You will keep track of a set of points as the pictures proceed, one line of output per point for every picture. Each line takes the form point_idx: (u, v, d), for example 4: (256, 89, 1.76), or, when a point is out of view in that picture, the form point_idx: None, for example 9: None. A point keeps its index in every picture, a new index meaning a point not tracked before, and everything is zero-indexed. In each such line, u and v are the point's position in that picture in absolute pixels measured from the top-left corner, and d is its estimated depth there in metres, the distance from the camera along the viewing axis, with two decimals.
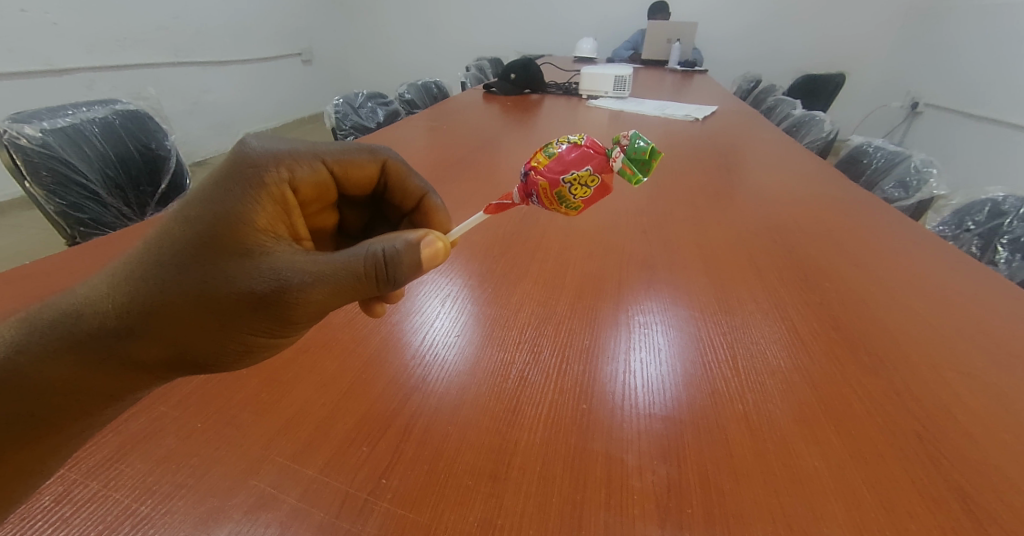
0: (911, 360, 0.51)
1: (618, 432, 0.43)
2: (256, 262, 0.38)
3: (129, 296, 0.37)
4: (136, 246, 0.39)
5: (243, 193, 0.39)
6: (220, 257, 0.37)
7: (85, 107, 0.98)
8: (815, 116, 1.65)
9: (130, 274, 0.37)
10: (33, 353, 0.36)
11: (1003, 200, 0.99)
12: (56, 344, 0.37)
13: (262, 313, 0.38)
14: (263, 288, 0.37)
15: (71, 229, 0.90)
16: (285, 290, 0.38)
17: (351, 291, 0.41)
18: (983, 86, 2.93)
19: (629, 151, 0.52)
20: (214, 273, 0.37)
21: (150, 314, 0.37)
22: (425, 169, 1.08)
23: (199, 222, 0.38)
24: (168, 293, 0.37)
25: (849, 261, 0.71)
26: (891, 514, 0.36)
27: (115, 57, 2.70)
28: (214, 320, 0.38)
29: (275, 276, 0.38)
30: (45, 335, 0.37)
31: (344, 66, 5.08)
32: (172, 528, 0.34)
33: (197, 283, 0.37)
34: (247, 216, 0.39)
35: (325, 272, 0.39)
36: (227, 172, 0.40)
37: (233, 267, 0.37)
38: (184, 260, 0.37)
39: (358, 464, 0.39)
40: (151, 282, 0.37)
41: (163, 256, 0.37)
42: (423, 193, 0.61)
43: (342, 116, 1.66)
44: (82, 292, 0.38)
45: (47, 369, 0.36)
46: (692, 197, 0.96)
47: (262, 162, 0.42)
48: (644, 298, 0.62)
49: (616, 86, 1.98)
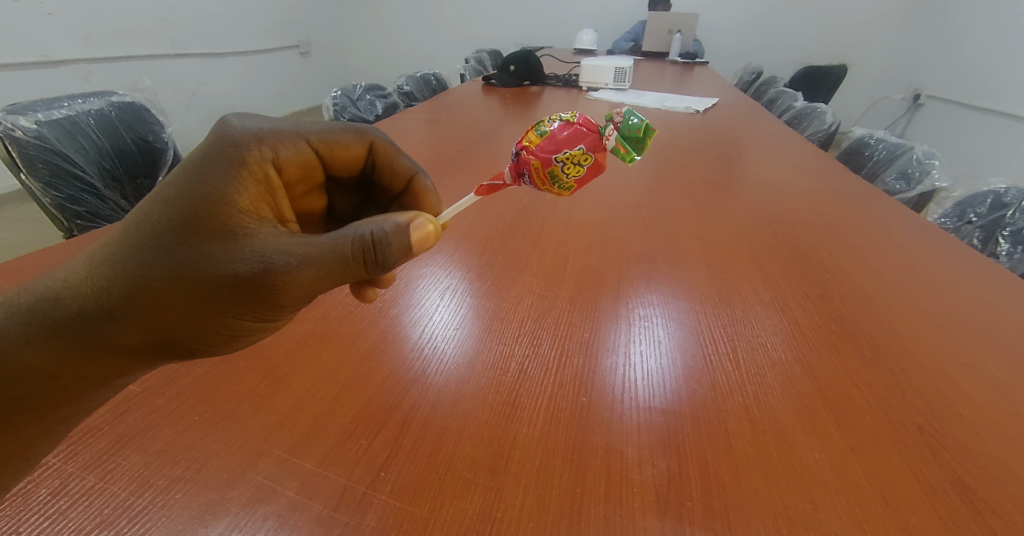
0: (912, 352, 0.51)
1: (618, 425, 0.42)
2: (240, 245, 0.38)
3: (111, 278, 0.36)
4: (118, 229, 0.39)
5: (224, 173, 0.39)
6: (201, 239, 0.37)
7: (81, 98, 0.97)
8: (816, 108, 1.64)
9: (111, 257, 0.37)
10: (13, 335, 0.36)
11: (1005, 192, 0.98)
12: (37, 328, 0.36)
13: (246, 296, 0.38)
14: (246, 270, 0.37)
15: (69, 222, 0.90)
16: (268, 272, 0.37)
17: (337, 274, 0.40)
18: (986, 78, 2.91)
19: (623, 128, 0.54)
20: (195, 255, 0.37)
21: (132, 297, 0.36)
22: (424, 162, 1.08)
23: (180, 203, 0.37)
24: (150, 275, 0.36)
25: (850, 254, 0.71)
26: (891, 506, 0.36)
27: (111, 49, 2.68)
28: (197, 304, 0.37)
29: (259, 258, 0.37)
30: (27, 318, 0.36)
31: (343, 58, 5.04)
32: (170, 521, 0.34)
33: (179, 265, 0.36)
34: (229, 198, 0.38)
35: (309, 254, 0.39)
36: (209, 153, 0.39)
37: (215, 249, 0.37)
38: (166, 242, 0.37)
39: (357, 458, 0.39)
40: (132, 264, 0.36)
41: (143, 239, 0.37)
42: (411, 174, 0.61)
43: (341, 108, 1.65)
44: (64, 276, 0.38)
45: (27, 351, 0.36)
46: (692, 189, 0.96)
47: (244, 142, 0.42)
48: (644, 290, 0.62)
49: (616, 78, 1.97)
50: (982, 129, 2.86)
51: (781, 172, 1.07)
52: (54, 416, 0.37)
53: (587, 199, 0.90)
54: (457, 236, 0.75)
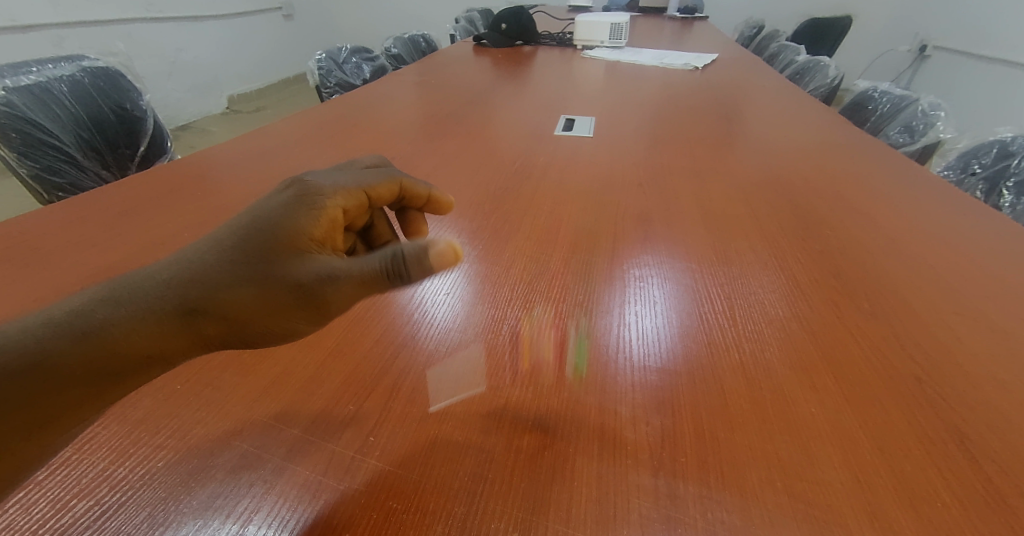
0: (914, 306, 0.50)
1: (610, 385, 0.42)
2: (303, 261, 0.37)
3: (196, 286, 0.34)
4: (207, 243, 0.37)
5: (300, 212, 0.39)
6: (274, 257, 0.36)
7: (51, 64, 0.91)
8: (819, 61, 1.58)
9: (200, 265, 0.35)
10: (117, 321, 0.33)
11: (1011, 141, 0.95)
12: (133, 316, 0.33)
13: (309, 305, 0.36)
14: (306, 282, 0.36)
15: (48, 193, 0.87)
16: (322, 284, 0.36)
17: (381, 289, 0.38)
18: (995, 27, 2.81)
19: None
20: (271, 268, 0.36)
21: (215, 302, 0.35)
22: (411, 126, 1.03)
23: (262, 227, 0.37)
24: (231, 284, 0.35)
25: (851, 209, 0.69)
26: (886, 456, 0.36)
27: (83, 12, 2.55)
28: (270, 312, 0.36)
29: (320, 271, 0.36)
30: (125, 307, 0.33)
31: (327, 20, 4.80)
32: (151, 491, 0.33)
33: (257, 276, 0.35)
34: (303, 229, 0.38)
35: (364, 268, 0.37)
36: (291, 197, 0.40)
37: (287, 263, 0.36)
38: (248, 258, 0.36)
39: (344, 423, 0.38)
40: (213, 276, 0.35)
41: (225, 257, 0.36)
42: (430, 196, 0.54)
43: (326, 71, 1.59)
44: (162, 275, 0.35)
45: (128, 335, 0.33)
46: (693, 149, 0.93)
47: (323, 189, 0.42)
48: (639, 251, 0.60)
49: (612, 34, 1.88)
50: (990, 79, 2.79)
51: (784, 129, 1.03)
52: (81, 410, 0.32)
53: (581, 162, 0.87)
54: None
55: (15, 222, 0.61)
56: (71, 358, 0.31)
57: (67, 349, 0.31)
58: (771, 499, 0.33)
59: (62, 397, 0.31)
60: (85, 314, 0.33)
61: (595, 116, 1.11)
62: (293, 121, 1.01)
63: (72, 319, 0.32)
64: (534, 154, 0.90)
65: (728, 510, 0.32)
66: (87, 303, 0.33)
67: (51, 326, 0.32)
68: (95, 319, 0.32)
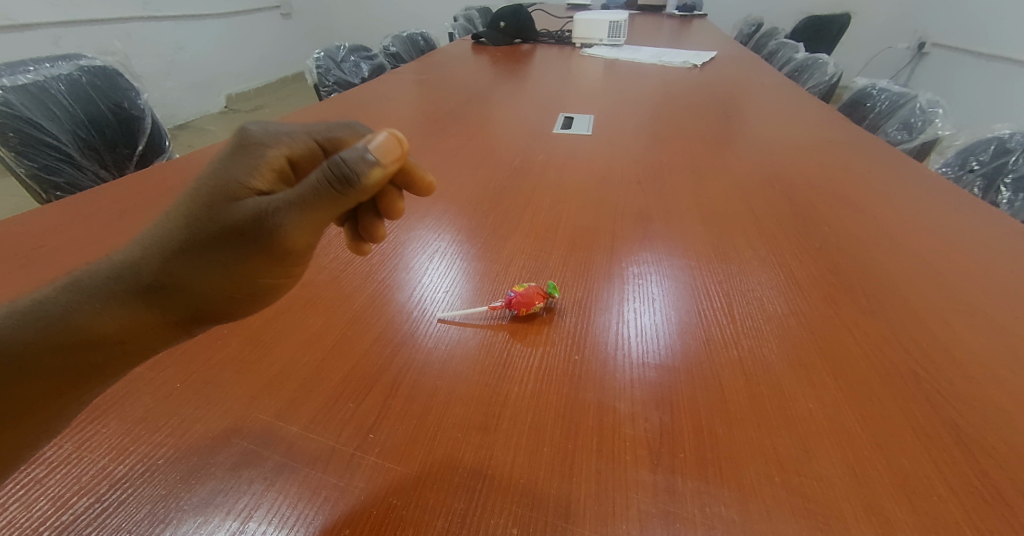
0: (911, 303, 0.50)
1: (609, 382, 0.42)
2: (240, 204, 0.34)
3: (150, 255, 0.34)
4: (163, 215, 0.37)
5: (241, 161, 0.37)
6: (213, 207, 0.35)
7: (48, 63, 0.91)
8: (818, 58, 1.58)
9: (154, 235, 0.35)
10: (80, 306, 0.32)
11: (1009, 137, 0.95)
12: (96, 298, 0.32)
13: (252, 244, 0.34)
14: (244, 223, 0.34)
15: (47, 193, 0.87)
16: (261, 220, 0.33)
17: (325, 207, 0.35)
18: (994, 24, 2.81)
19: None
20: (209, 217, 0.34)
21: (171, 272, 0.34)
22: (409, 125, 1.03)
23: (202, 183, 0.36)
24: (178, 243, 0.34)
25: (849, 206, 0.69)
26: (884, 451, 0.36)
27: (80, 11, 2.54)
28: (222, 265, 0.34)
29: (256, 210, 0.34)
30: (86, 291, 0.33)
31: (325, 19, 4.79)
32: (151, 488, 0.33)
33: (199, 228, 0.34)
34: (243, 177, 0.36)
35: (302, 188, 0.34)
36: (232, 148, 0.38)
37: (223, 208, 0.34)
38: (192, 214, 0.35)
39: (345, 420, 0.38)
40: (162, 242, 0.34)
41: (175, 222, 0.35)
42: None
43: (325, 70, 1.59)
44: (120, 257, 0.35)
45: (94, 319, 0.32)
46: (691, 146, 0.93)
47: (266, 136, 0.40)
48: (638, 249, 0.60)
49: (611, 32, 1.88)
50: (989, 76, 2.79)
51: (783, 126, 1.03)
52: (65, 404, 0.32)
53: (580, 160, 0.87)
54: (446, 200, 0.72)
55: (14, 221, 0.61)
56: (39, 346, 0.30)
57: (33, 338, 0.30)
58: (769, 494, 0.33)
59: (45, 390, 0.31)
60: (49, 302, 0.32)
61: (594, 114, 1.11)
62: (291, 120, 1.01)
63: (35, 308, 0.31)
64: (533, 152, 0.90)
65: (727, 505, 0.33)
66: (50, 291, 0.33)
67: (16, 316, 0.31)
68: (58, 306, 0.32)
